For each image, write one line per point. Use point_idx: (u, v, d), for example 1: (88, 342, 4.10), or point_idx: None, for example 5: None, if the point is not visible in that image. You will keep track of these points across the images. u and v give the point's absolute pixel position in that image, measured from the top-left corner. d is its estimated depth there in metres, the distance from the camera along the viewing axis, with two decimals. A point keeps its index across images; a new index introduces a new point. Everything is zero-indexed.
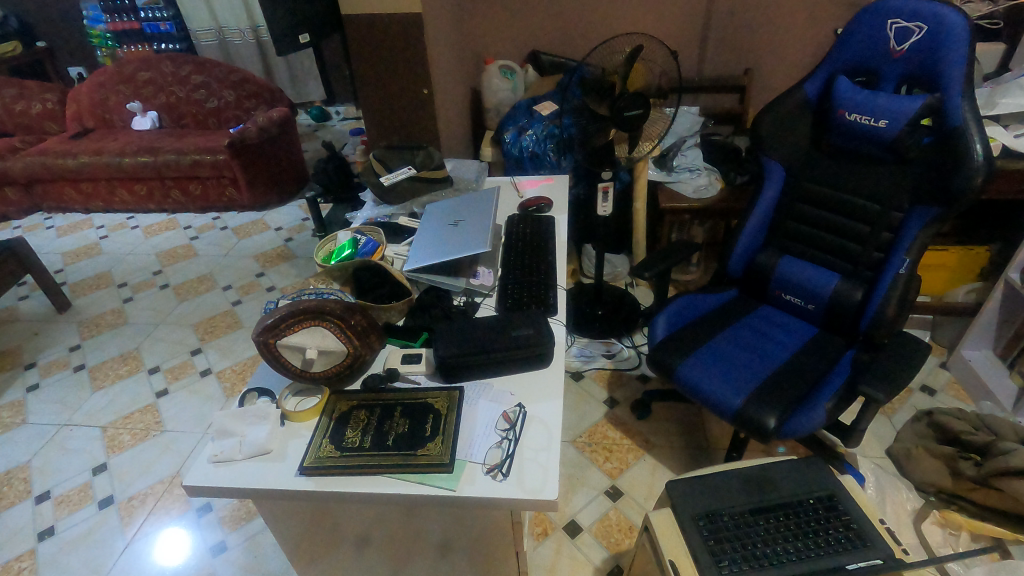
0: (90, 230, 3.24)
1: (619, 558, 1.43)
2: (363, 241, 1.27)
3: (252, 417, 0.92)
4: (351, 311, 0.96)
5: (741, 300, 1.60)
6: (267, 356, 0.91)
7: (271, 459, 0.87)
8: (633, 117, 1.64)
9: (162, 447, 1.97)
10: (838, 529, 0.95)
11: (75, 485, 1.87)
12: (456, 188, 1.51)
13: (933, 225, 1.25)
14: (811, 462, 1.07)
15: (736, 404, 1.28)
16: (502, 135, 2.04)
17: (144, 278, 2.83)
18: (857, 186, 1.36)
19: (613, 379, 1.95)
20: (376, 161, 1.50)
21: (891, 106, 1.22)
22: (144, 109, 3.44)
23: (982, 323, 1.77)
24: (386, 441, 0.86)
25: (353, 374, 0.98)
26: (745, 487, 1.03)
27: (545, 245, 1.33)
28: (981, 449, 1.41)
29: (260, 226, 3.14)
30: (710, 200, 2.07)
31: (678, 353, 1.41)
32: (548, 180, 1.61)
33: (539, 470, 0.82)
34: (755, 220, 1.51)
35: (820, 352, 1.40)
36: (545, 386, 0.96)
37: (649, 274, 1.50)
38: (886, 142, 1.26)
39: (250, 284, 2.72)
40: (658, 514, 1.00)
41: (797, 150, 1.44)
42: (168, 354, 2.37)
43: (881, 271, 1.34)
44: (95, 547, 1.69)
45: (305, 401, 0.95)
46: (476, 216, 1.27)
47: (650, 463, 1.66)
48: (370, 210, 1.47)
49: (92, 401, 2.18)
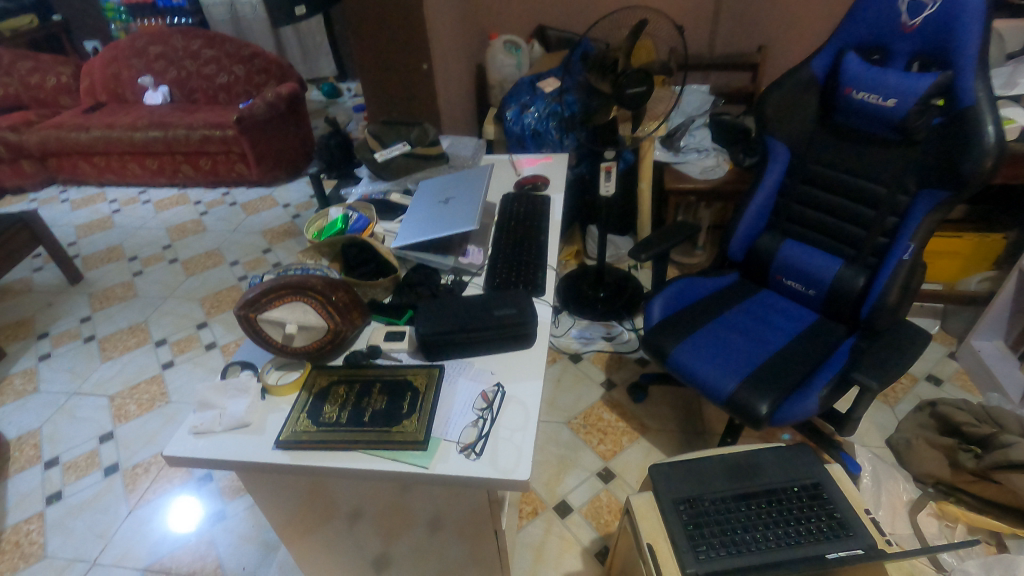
0: (104, 204, 3.28)
1: (608, 539, 1.44)
2: (354, 217, 1.26)
3: (233, 389, 0.93)
4: (333, 288, 0.96)
5: (742, 284, 1.56)
6: (248, 329, 0.91)
7: (250, 432, 0.88)
8: (637, 95, 1.59)
9: (166, 417, 2.02)
10: (821, 518, 0.93)
11: (82, 452, 1.92)
12: (452, 165, 1.49)
13: (940, 210, 1.20)
14: (798, 449, 1.05)
15: (727, 389, 1.26)
16: (504, 112, 2.00)
17: (154, 252, 2.86)
18: (863, 169, 1.31)
19: (612, 362, 1.94)
20: (371, 138, 1.48)
21: (900, 85, 1.17)
22: (155, 83, 3.44)
23: (995, 312, 1.71)
24: (363, 418, 0.86)
25: (335, 351, 0.97)
26: (729, 474, 1.01)
27: (538, 224, 1.31)
28: (983, 441, 1.38)
29: (268, 202, 3.16)
30: (717, 181, 2.02)
31: (672, 336, 1.39)
32: (547, 158, 1.58)
33: (512, 451, 0.82)
34: (757, 203, 1.47)
35: (818, 340, 1.37)
36: (527, 367, 0.95)
37: (646, 255, 1.47)
38: (894, 123, 1.21)
39: (256, 259, 2.74)
40: (638, 498, 0.99)
41: (803, 131, 1.39)
42: (175, 327, 2.41)
43: (885, 257, 1.30)
44: (99, 513, 1.74)
45: (287, 375, 0.95)
46: (467, 193, 1.25)
47: (645, 446, 1.65)
48: (365, 186, 1.46)
49: (101, 371, 2.23)
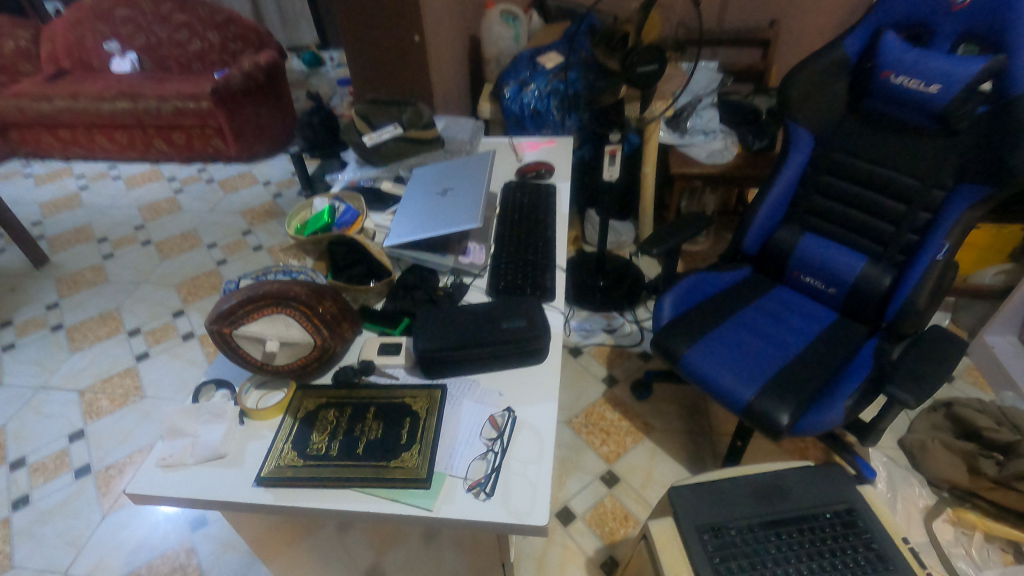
0: (70, 180, 3.08)
1: (613, 549, 1.37)
2: (341, 209, 1.14)
3: (207, 414, 0.81)
4: (320, 297, 0.84)
5: (755, 279, 1.47)
6: (222, 346, 0.80)
7: (226, 465, 0.77)
8: (647, 74, 1.46)
9: (141, 414, 1.89)
10: (856, 550, 0.87)
11: (51, 452, 1.80)
12: (448, 150, 1.36)
13: (980, 207, 1.11)
14: (830, 468, 0.97)
15: (746, 397, 1.18)
16: (502, 89, 1.85)
17: (125, 233, 2.69)
18: (896, 160, 1.21)
19: (613, 356, 1.85)
20: (359, 119, 1.33)
21: (945, 69, 1.06)
22: (123, 50, 3.21)
23: (1011, 307, 1.65)
24: (356, 450, 0.76)
25: (322, 368, 0.86)
26: (756, 498, 0.94)
27: (544, 218, 1.20)
28: (1005, 448, 1.34)
29: (247, 179, 2.98)
30: (725, 166, 1.92)
31: (685, 338, 1.30)
32: (550, 142, 1.46)
33: (527, 488, 0.72)
34: (777, 194, 1.36)
35: (838, 342, 1.29)
36: (539, 386, 0.85)
37: (657, 250, 1.37)
38: (935, 111, 1.10)
39: (235, 242, 2.58)
40: (658, 524, 0.92)
41: (830, 117, 1.28)
42: (149, 316, 2.26)
43: (915, 256, 1.21)
44: (71, 518, 1.63)
45: (269, 397, 0.84)
46: (468, 184, 1.13)
47: (649, 448, 1.58)
48: (353, 172, 1.34)
49: (70, 363, 2.09)
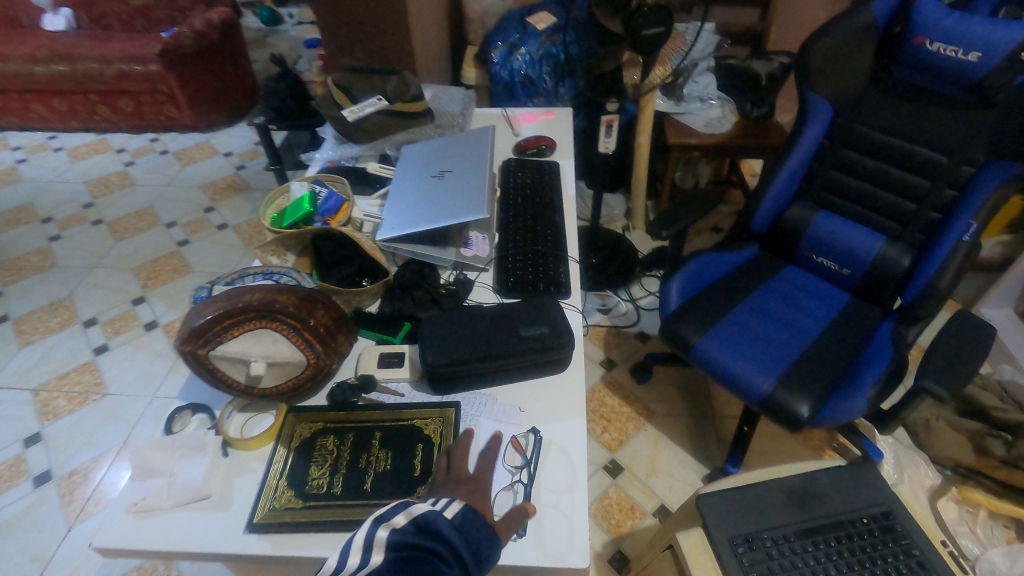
0: (5, 153, 2.79)
1: (622, 543, 1.32)
2: (323, 195, 1.00)
3: (184, 448, 0.70)
4: (310, 306, 0.73)
5: (763, 258, 1.40)
6: (196, 368, 0.68)
7: (210, 508, 0.67)
8: (653, 37, 1.30)
9: (106, 413, 1.70)
10: (896, 557, 0.83)
11: (5, 460, 1.62)
12: (438, 125, 1.22)
13: (1012, 183, 1.04)
14: (863, 467, 0.92)
15: (764, 388, 1.12)
16: (489, 53, 1.71)
17: (72, 211, 2.44)
18: (923, 133, 1.14)
19: (610, 338, 1.77)
20: (337, 90, 1.18)
21: (987, 35, 0.99)
22: (55, 5, 2.87)
23: (1010, 279, 1.63)
24: (363, 485, 0.67)
25: (315, 386, 0.76)
26: (791, 503, 0.89)
27: (550, 201, 1.09)
28: (1013, 427, 1.32)
29: (206, 150, 2.75)
30: (723, 136, 1.82)
31: (697, 325, 1.22)
32: (547, 114, 1.34)
33: (562, 524, 0.65)
34: (791, 169, 1.27)
35: (854, 326, 1.24)
36: (563, 400, 0.77)
37: (667, 232, 1.28)
38: (972, 81, 1.03)
39: (197, 220, 2.37)
40: (688, 536, 0.85)
41: (853, 86, 1.19)
42: (106, 304, 2.05)
43: (938, 235, 1.15)
44: (32, 532, 1.46)
45: (254, 424, 0.74)
46: (467, 166, 1.01)
47: (653, 434, 1.52)
48: (332, 150, 1.22)
49: (20, 358, 1.88)
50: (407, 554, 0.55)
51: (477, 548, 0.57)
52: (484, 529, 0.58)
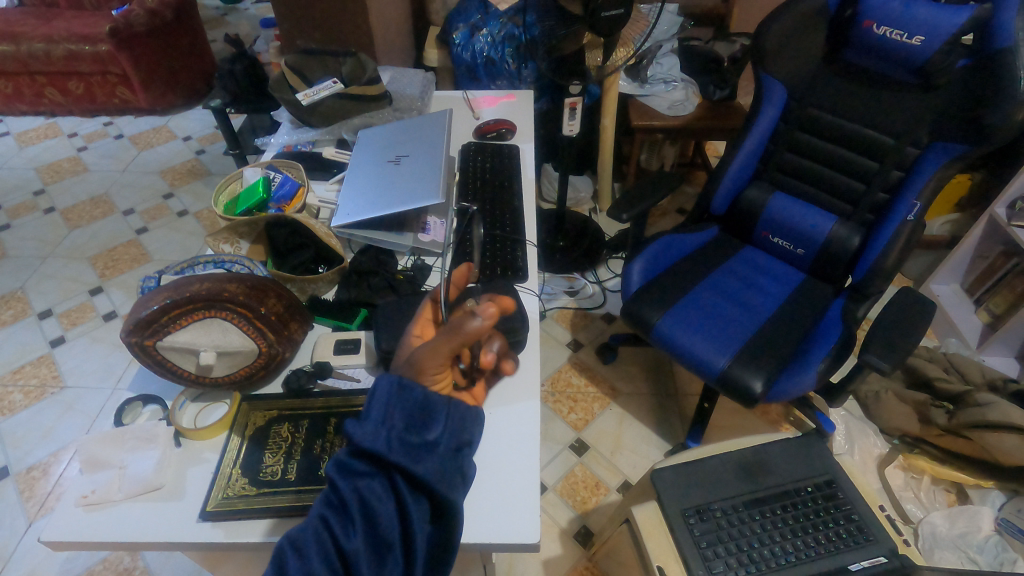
0: None
1: (586, 518, 1.35)
2: (278, 181, 0.99)
3: (134, 440, 0.70)
4: (261, 294, 0.72)
5: (722, 239, 1.43)
6: (145, 359, 0.68)
7: (164, 498, 0.66)
8: (614, 19, 1.29)
9: (64, 407, 1.64)
10: (838, 521, 0.88)
11: None
12: (396, 109, 1.22)
13: (952, 165, 1.09)
14: (807, 439, 0.97)
15: (720, 365, 1.15)
16: (451, 34, 1.70)
17: (22, 199, 2.34)
18: (873, 116, 1.18)
19: (578, 319, 1.79)
20: (291, 73, 1.18)
21: (930, 19, 1.02)
22: None
23: (957, 257, 1.69)
24: (319, 469, 0.67)
25: (269, 374, 0.76)
26: (740, 474, 0.93)
27: (509, 184, 1.09)
28: (955, 398, 1.39)
29: (164, 134, 2.66)
30: (687, 118, 1.83)
31: (657, 305, 1.24)
32: (508, 96, 1.33)
33: (516, 504, 0.67)
34: (747, 150, 1.30)
35: (808, 303, 1.28)
36: (518, 384, 0.78)
37: (627, 215, 1.29)
38: (918, 64, 1.06)
39: (156, 207, 2.30)
40: (643, 511, 0.87)
41: (806, 69, 1.22)
42: (60, 295, 1.97)
43: (885, 215, 1.19)
44: None
45: (207, 413, 0.74)
46: (424, 150, 1.01)
47: (617, 413, 1.55)
48: (287, 135, 1.20)
49: None
50: (332, 512, 0.52)
51: (427, 409, 0.57)
52: (380, 405, 0.56)
